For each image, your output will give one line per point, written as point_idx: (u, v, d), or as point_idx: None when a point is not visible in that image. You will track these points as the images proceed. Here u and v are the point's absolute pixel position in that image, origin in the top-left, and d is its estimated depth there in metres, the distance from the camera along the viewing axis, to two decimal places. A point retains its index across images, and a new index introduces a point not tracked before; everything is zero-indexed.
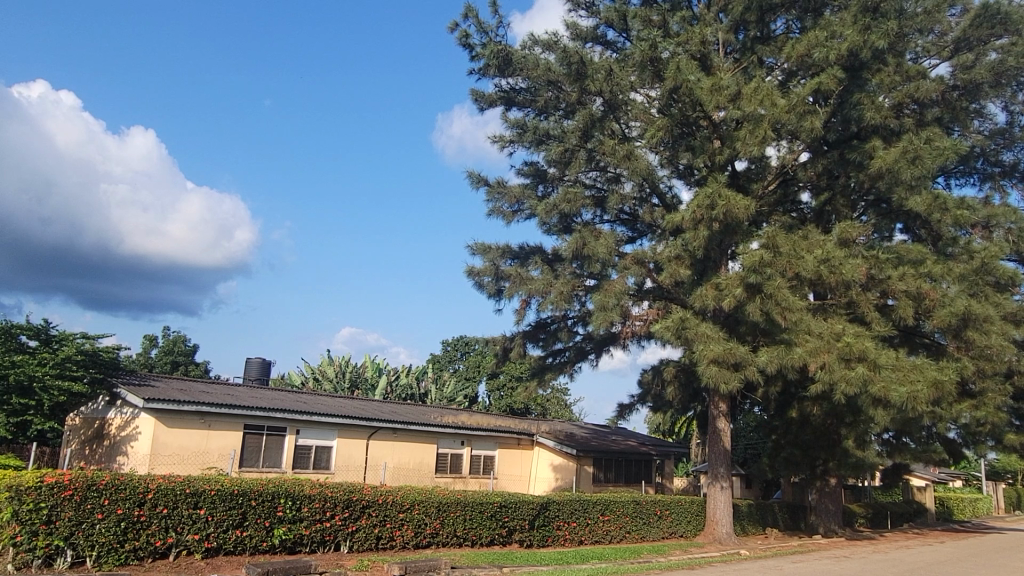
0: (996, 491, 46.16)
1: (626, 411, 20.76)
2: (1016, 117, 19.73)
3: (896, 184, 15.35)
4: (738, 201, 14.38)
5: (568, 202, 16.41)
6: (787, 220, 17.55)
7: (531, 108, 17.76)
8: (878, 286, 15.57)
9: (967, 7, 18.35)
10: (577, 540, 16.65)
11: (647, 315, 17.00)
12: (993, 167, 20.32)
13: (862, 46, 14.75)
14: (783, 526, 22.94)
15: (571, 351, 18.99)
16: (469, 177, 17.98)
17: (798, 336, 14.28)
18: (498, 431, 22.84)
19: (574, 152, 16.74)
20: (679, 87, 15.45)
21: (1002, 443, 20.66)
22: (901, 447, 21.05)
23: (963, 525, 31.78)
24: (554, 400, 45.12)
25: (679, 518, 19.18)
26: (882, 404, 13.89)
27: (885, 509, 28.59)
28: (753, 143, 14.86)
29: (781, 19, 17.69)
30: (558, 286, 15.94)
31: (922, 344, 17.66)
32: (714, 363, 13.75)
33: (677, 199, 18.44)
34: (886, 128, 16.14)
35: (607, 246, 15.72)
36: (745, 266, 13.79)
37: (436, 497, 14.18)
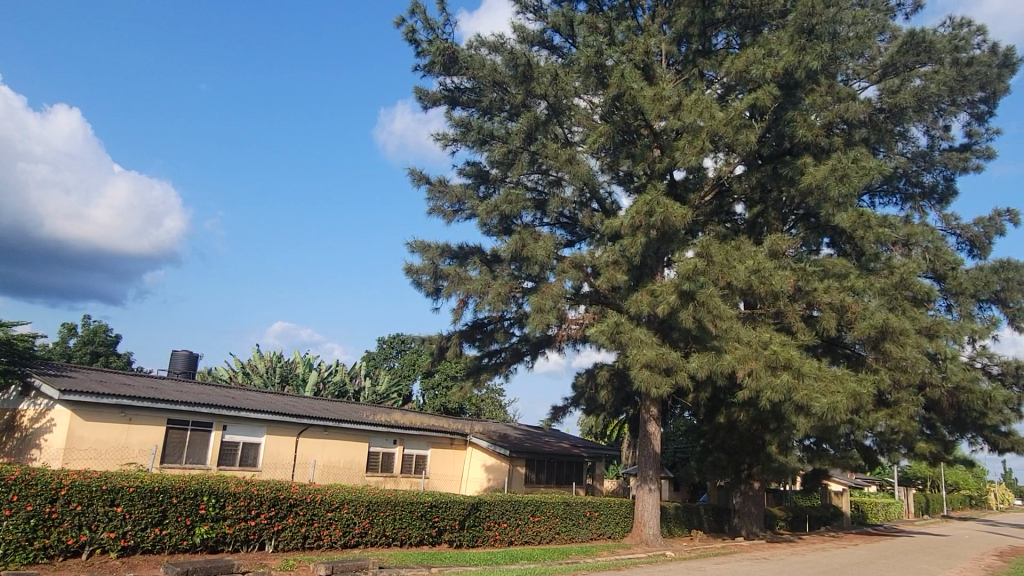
0: (906, 497, 48.53)
1: (559, 414, 20.94)
2: (936, 141, 20.84)
3: (824, 201, 15.97)
4: (674, 210, 14.67)
5: (509, 204, 16.43)
6: (721, 230, 18.01)
7: (475, 108, 17.74)
8: (804, 298, 16.18)
9: (895, 34, 19.38)
10: (507, 541, 16.70)
11: (583, 318, 17.21)
12: (914, 188, 21.30)
13: (797, 66, 15.23)
14: (707, 528, 23.53)
15: (507, 352, 19.06)
16: (410, 175, 17.79)
17: (727, 343, 14.59)
18: (432, 431, 22.73)
19: (516, 154, 16.84)
20: (622, 95, 15.65)
21: (913, 451, 21.75)
22: (821, 452, 22.00)
23: (875, 529, 33.24)
24: (488, 401, 45.15)
25: (608, 519, 19.45)
26: (804, 412, 14.40)
27: (805, 512, 29.69)
28: (691, 153, 15.23)
29: (721, 34, 18.16)
30: (495, 287, 15.97)
31: (842, 355, 18.40)
32: (646, 368, 14.01)
33: (616, 205, 18.71)
34: (817, 146, 16.64)
35: (546, 249, 15.82)
36: (679, 274, 14.08)
37: (366, 496, 14.00)
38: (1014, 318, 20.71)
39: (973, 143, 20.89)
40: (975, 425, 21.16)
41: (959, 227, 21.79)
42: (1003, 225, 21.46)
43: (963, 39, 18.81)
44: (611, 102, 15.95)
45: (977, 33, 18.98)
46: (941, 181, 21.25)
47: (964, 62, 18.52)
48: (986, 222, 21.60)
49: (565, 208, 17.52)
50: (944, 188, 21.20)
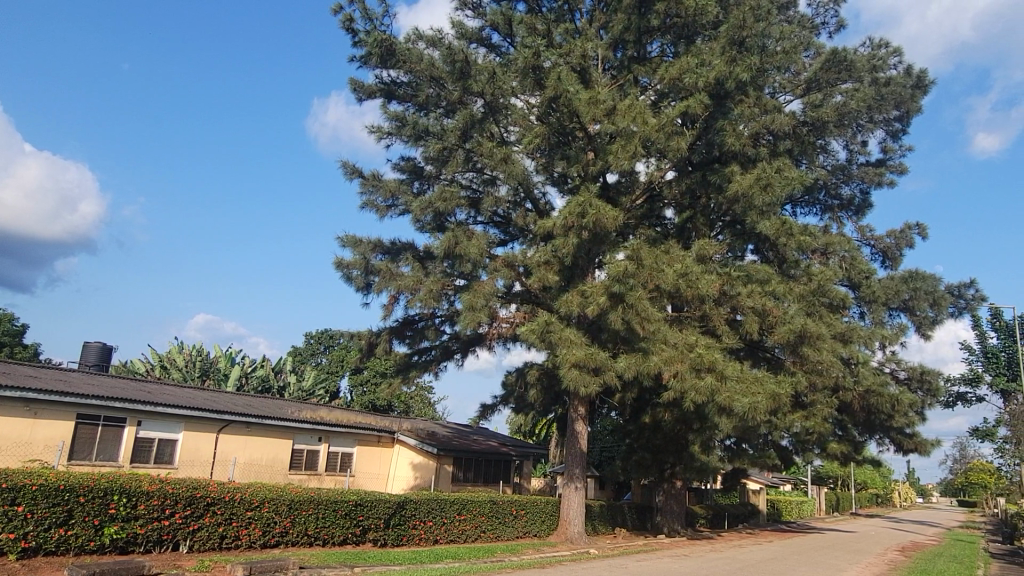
0: (818, 495, 50.60)
1: (488, 412, 20.96)
2: (854, 156, 21.83)
3: (749, 208, 16.50)
4: (606, 212, 14.77)
5: (443, 201, 16.31)
6: (651, 234, 18.36)
7: (411, 103, 17.57)
8: (728, 301, 16.67)
9: (819, 51, 20.24)
10: (432, 540, 16.58)
11: (513, 318, 17.29)
12: (833, 200, 22.36)
13: (728, 76, 15.61)
14: (631, 526, 23.96)
15: (437, 350, 18.94)
16: (343, 167, 17.45)
17: (654, 345, 14.88)
18: (359, 428, 22.41)
19: (452, 151, 16.74)
20: (559, 96, 15.74)
21: (825, 451, 22.72)
22: (741, 452, 22.73)
23: (790, 526, 34.54)
24: (417, 398, 44.81)
25: (534, 518, 19.57)
26: (726, 412, 14.80)
27: (724, 510, 30.63)
28: (624, 157, 15.47)
29: (657, 42, 18.53)
30: (427, 284, 15.83)
31: (763, 358, 19.05)
32: (575, 367, 14.15)
33: (550, 205, 18.84)
34: (745, 155, 17.18)
35: (479, 247, 15.79)
36: (610, 276, 14.25)
37: (288, 495, 13.67)
38: (921, 326, 21.85)
39: (888, 158, 21.95)
40: (882, 427, 22.26)
41: (874, 238, 22.86)
42: (913, 238, 22.64)
43: (881, 59, 19.75)
44: (547, 103, 16.05)
45: (894, 54, 19.96)
46: (858, 195, 22.23)
47: (882, 82, 19.42)
48: (897, 234, 22.74)
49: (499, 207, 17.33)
50: (860, 201, 22.26)
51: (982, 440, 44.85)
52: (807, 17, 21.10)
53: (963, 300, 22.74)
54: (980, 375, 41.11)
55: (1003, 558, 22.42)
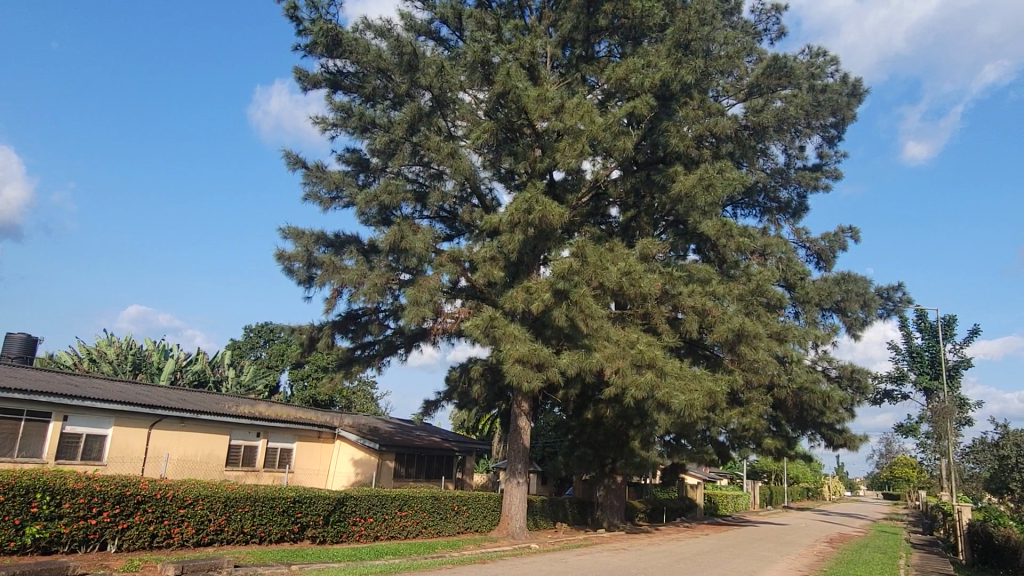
0: (753, 489, 51.99)
1: (431, 408, 20.86)
2: (792, 160, 22.49)
3: (692, 208, 16.81)
4: (552, 209, 14.90)
5: (388, 194, 16.12)
6: (596, 232, 18.55)
7: (357, 94, 17.27)
8: (669, 300, 16.90)
9: (761, 57, 20.73)
10: (372, 536, 16.41)
11: (458, 313, 17.24)
12: (771, 203, 22.98)
13: (673, 78, 15.85)
14: (572, 521, 24.17)
15: (380, 344, 18.74)
16: (285, 157, 17.08)
17: (597, 342, 15.05)
18: (298, 423, 22.02)
19: (398, 145, 16.46)
20: (507, 93, 15.78)
21: (760, 447, 23.38)
22: (679, 448, 23.22)
23: (725, 519, 35.43)
24: (359, 394, 44.29)
25: (475, 513, 19.56)
26: (664, 409, 15.03)
27: (662, 505, 31.23)
28: (571, 155, 15.66)
29: (604, 42, 18.71)
30: (371, 278, 15.62)
31: (702, 356, 19.45)
32: (519, 363, 14.18)
33: (496, 201, 18.87)
34: (688, 157, 17.61)
35: (424, 242, 15.66)
36: (555, 273, 14.37)
37: (224, 492, 13.33)
38: (851, 326, 22.67)
39: (824, 164, 22.67)
40: (814, 423, 23.04)
41: (809, 241, 23.61)
42: (846, 241, 23.44)
43: (819, 67, 20.37)
44: (496, 99, 16.04)
45: (831, 63, 20.61)
46: (794, 198, 23.01)
47: (819, 89, 20.07)
48: (831, 237, 23.54)
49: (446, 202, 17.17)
50: (796, 204, 23.02)
51: (906, 436, 46.89)
52: (750, 24, 21.60)
53: (891, 302, 23.70)
54: (905, 374, 42.96)
55: (923, 548, 23.47)
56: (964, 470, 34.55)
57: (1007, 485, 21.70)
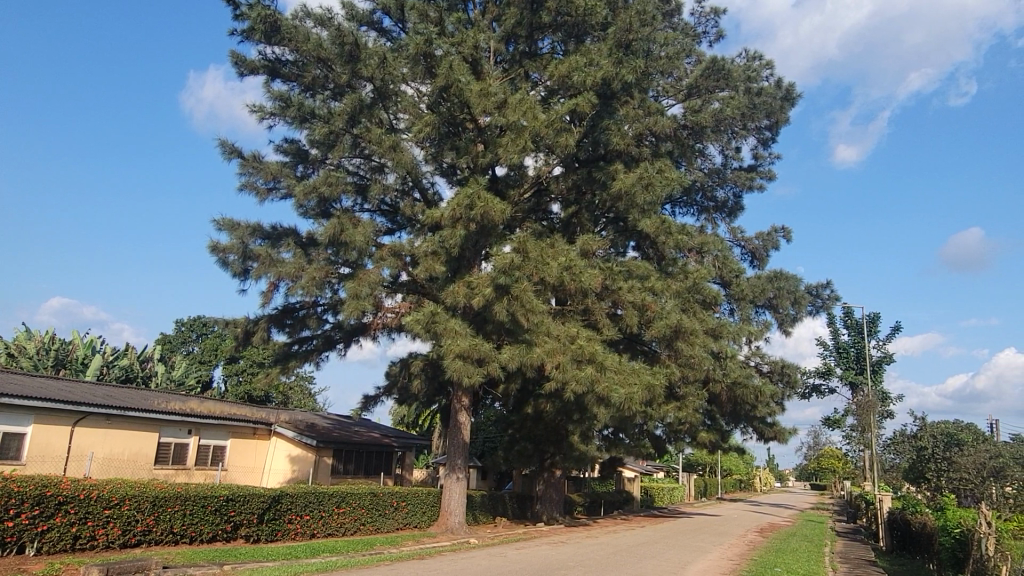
0: (688, 481, 53.15)
1: (371, 403, 20.62)
2: (729, 161, 23.06)
3: (631, 206, 17.06)
4: (494, 204, 14.92)
5: (328, 186, 15.82)
6: (537, 228, 18.66)
7: (296, 83, 16.86)
8: (609, 296, 17.17)
9: (700, 59, 21.15)
10: (308, 534, 16.13)
11: (398, 308, 17.11)
12: (708, 202, 23.57)
13: (614, 77, 16.04)
14: (511, 515, 24.26)
15: (318, 339, 18.44)
16: (220, 146, 16.56)
17: (537, 336, 15.13)
18: (232, 420, 21.46)
19: (338, 136, 16.13)
20: (450, 86, 15.69)
21: (695, 440, 23.97)
22: (617, 442, 23.59)
23: (661, 511, 36.16)
24: (296, 389, 43.42)
25: (414, 509, 19.44)
26: (604, 403, 15.22)
27: (601, 498, 31.67)
28: (513, 151, 15.59)
29: (547, 39, 18.74)
30: (310, 271, 15.32)
31: (640, 351, 19.76)
32: (459, 358, 14.16)
33: (438, 196, 18.76)
34: (628, 155, 17.90)
35: (365, 235, 15.46)
36: (496, 267, 14.40)
37: (152, 491, 12.90)
38: (782, 323, 23.41)
39: (759, 165, 23.33)
40: (747, 417, 23.73)
41: (744, 239, 24.25)
42: (778, 240, 24.17)
43: (755, 71, 20.95)
44: (438, 92, 15.96)
45: (767, 67, 21.22)
46: (730, 198, 23.61)
47: (754, 91, 20.61)
48: (764, 236, 24.22)
49: (387, 194, 17.23)
50: (732, 203, 23.62)
51: (832, 428, 48.75)
52: (690, 26, 22.04)
53: (820, 299, 24.56)
54: (831, 368, 44.64)
55: (846, 535, 24.47)
56: (885, 461, 36.17)
57: (925, 475, 22.79)
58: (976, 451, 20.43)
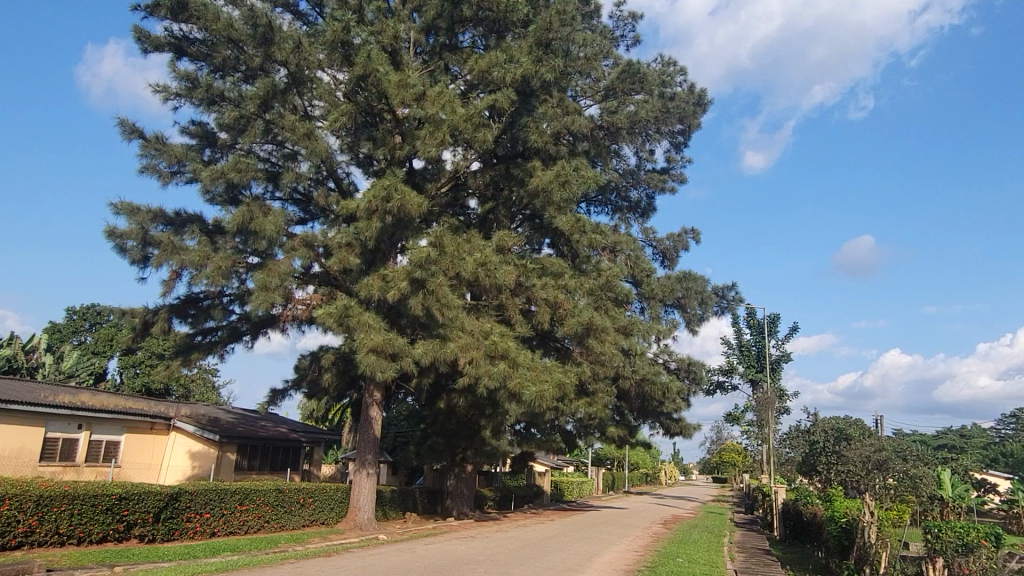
0: (597, 474, 54.27)
1: (278, 397, 20.04)
2: (643, 162, 23.64)
3: (548, 203, 17.24)
4: (411, 198, 14.77)
5: (237, 172, 15.22)
6: (454, 223, 18.57)
7: (205, 63, 16.12)
8: (524, 292, 17.27)
9: (617, 62, 21.58)
10: (209, 533, 15.52)
11: (309, 300, 16.70)
12: (622, 202, 24.16)
13: (533, 75, 16.11)
14: (421, 510, 24.11)
15: (223, 331, 17.76)
16: (119, 126, 15.68)
17: (452, 331, 15.07)
18: (128, 414, 20.39)
19: (249, 121, 15.65)
20: (367, 76, 15.45)
21: (605, 435, 24.53)
22: (529, 437, 23.88)
23: (570, 504, 36.81)
24: (198, 381, 41.73)
25: (322, 506, 19.03)
26: (516, 399, 15.33)
27: (511, 492, 31.92)
28: (432, 144, 15.61)
29: (467, 33, 18.64)
30: (215, 260, 14.73)
31: (553, 347, 20.00)
32: (373, 352, 13.95)
33: (353, 186, 18.38)
34: (546, 152, 18.15)
35: (276, 224, 14.99)
36: (412, 261, 14.23)
37: (36, 490, 12.12)
38: (689, 321, 24.27)
39: (671, 168, 24.02)
40: (654, 412, 24.45)
41: (655, 240, 24.93)
42: (688, 241, 24.98)
43: (669, 76, 21.59)
44: (356, 81, 15.65)
45: (680, 73, 21.86)
46: (643, 199, 24.18)
47: (668, 96, 21.25)
48: (675, 238, 24.96)
49: (300, 183, 16.68)
50: (645, 204, 24.22)
51: (732, 424, 50.89)
52: (608, 28, 22.43)
53: (725, 300, 25.56)
54: (734, 366, 46.59)
55: (743, 526, 25.60)
56: (781, 454, 38.08)
57: (816, 468, 24.09)
58: (862, 444, 21.76)
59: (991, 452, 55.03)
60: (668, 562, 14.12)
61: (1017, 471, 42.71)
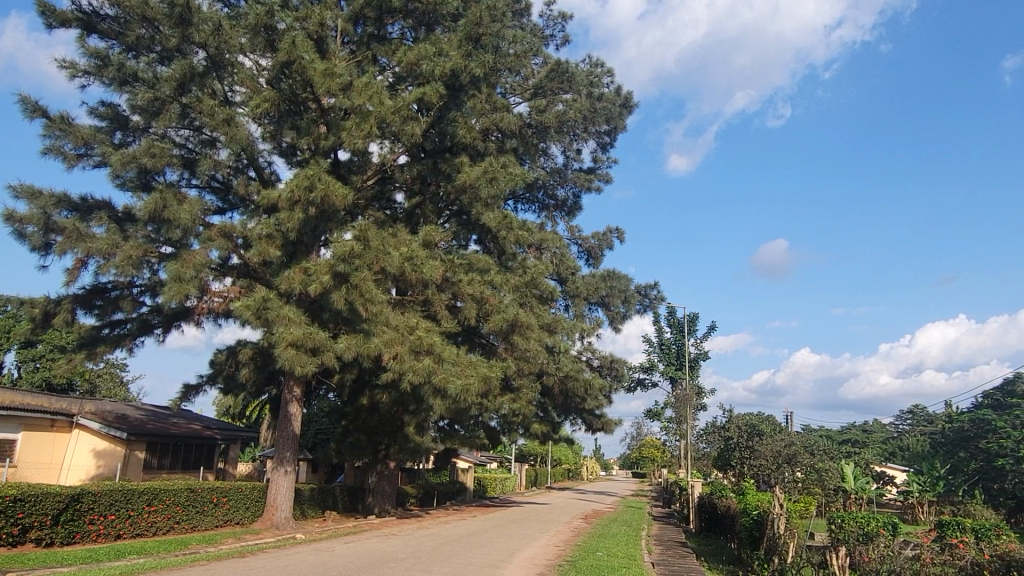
0: (520, 471, 54.52)
1: (191, 393, 19.26)
2: (570, 162, 23.88)
3: (475, 199, 17.17)
4: (335, 188, 14.47)
5: (150, 157, 14.55)
6: (380, 217, 18.29)
7: (116, 41, 15.30)
8: (450, 288, 17.16)
9: (546, 60, 21.71)
10: (114, 535, 14.78)
11: (227, 292, 16.14)
12: (549, 200, 24.36)
13: (463, 70, 15.98)
14: (342, 509, 23.65)
15: (133, 323, 16.98)
16: (20, 103, 14.71)
17: (375, 326, 14.80)
18: (26, 411, 19.20)
19: (165, 104, 14.97)
20: (291, 63, 15.02)
21: (528, 431, 24.68)
22: (452, 433, 23.78)
23: (493, 501, 36.87)
24: (104, 376, 39.69)
25: (236, 505, 18.40)
26: (440, 395, 15.21)
27: (434, 489, 31.73)
28: (358, 136, 15.29)
29: (396, 24, 18.40)
30: (125, 249, 14.03)
31: (478, 343, 19.92)
32: (292, 347, 13.60)
33: (275, 176, 17.84)
34: (474, 148, 18.03)
35: (192, 213, 14.39)
36: (335, 255, 13.95)
37: None
38: (612, 319, 24.67)
39: (597, 168, 24.35)
40: (577, 409, 24.77)
41: (581, 238, 25.24)
42: (612, 241, 25.39)
43: (597, 77, 21.86)
44: (279, 68, 15.22)
45: (608, 74, 22.17)
46: (570, 197, 24.44)
47: (596, 96, 21.54)
48: (600, 236, 25.32)
49: (219, 171, 16.08)
50: (572, 203, 24.48)
51: (652, 420, 52.08)
52: (538, 27, 22.53)
53: (648, 299, 26.11)
54: (654, 364, 47.70)
55: (661, 519, 26.22)
56: (698, 449, 39.19)
57: (731, 462, 24.91)
58: (774, 439, 22.63)
59: (889, 446, 58.26)
60: (588, 556, 14.29)
61: (912, 464, 45.36)
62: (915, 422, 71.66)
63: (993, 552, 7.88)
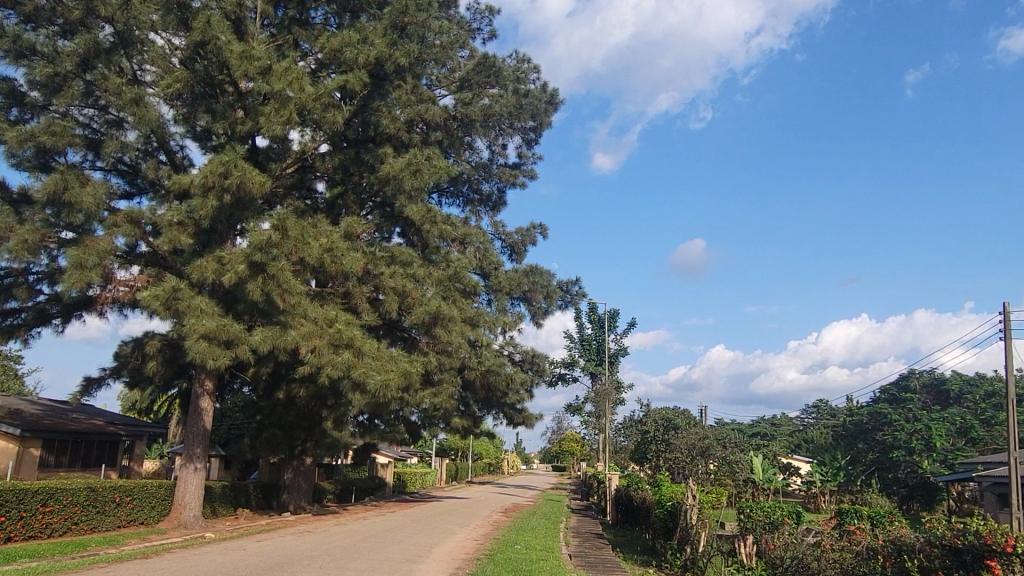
0: (440, 466, 54.25)
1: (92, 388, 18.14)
2: (495, 157, 23.86)
3: (398, 191, 16.91)
4: (252, 175, 14.00)
5: (51, 135, 13.70)
6: (300, 207, 17.77)
7: (13, 13, 13.98)
8: (371, 281, 16.89)
9: (473, 53, 21.62)
10: (4, 538, 13.84)
11: (133, 281, 15.34)
12: (474, 194, 24.26)
13: (387, 58, 15.77)
14: (256, 506, 22.96)
15: (28, 312, 15.94)
16: None
17: (293, 319, 14.41)
18: None
19: (66, 80, 14.11)
20: (206, 43, 14.46)
21: (448, 425, 24.57)
22: (372, 427, 23.44)
23: (412, 496, 36.57)
24: None
25: (141, 504, 17.55)
26: (359, 389, 14.95)
27: (353, 485, 31.22)
28: (277, 122, 14.76)
29: (319, 9, 17.84)
30: (20, 233, 13.15)
31: (400, 337, 19.53)
32: (204, 339, 13.09)
33: (187, 160, 17.09)
34: (398, 139, 17.69)
35: (96, 197, 13.61)
36: (250, 244, 13.52)
37: None
38: (535, 315, 24.78)
39: (522, 164, 24.44)
40: (498, 403, 24.82)
41: (504, 233, 25.30)
42: (536, 237, 25.57)
43: (523, 73, 21.90)
44: (193, 48, 14.59)
45: (534, 70, 22.25)
46: (494, 192, 24.45)
47: (522, 92, 21.64)
48: (523, 232, 25.45)
49: (126, 153, 15.27)
50: (496, 198, 24.50)
51: (573, 415, 52.78)
52: (465, 20, 22.37)
53: (569, 295, 26.42)
54: (575, 360, 48.34)
55: (579, 512, 26.65)
56: (616, 443, 39.95)
57: (647, 455, 25.52)
58: (688, 432, 23.33)
59: (796, 439, 61.01)
60: (507, 549, 14.37)
61: (816, 456, 47.69)
62: (819, 415, 75.33)
63: (886, 537, 8.31)
